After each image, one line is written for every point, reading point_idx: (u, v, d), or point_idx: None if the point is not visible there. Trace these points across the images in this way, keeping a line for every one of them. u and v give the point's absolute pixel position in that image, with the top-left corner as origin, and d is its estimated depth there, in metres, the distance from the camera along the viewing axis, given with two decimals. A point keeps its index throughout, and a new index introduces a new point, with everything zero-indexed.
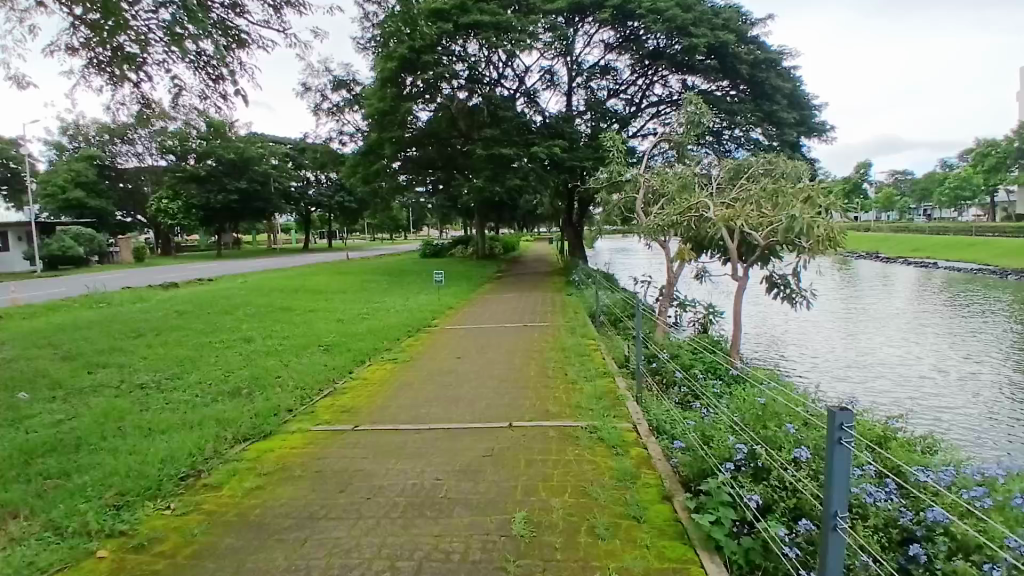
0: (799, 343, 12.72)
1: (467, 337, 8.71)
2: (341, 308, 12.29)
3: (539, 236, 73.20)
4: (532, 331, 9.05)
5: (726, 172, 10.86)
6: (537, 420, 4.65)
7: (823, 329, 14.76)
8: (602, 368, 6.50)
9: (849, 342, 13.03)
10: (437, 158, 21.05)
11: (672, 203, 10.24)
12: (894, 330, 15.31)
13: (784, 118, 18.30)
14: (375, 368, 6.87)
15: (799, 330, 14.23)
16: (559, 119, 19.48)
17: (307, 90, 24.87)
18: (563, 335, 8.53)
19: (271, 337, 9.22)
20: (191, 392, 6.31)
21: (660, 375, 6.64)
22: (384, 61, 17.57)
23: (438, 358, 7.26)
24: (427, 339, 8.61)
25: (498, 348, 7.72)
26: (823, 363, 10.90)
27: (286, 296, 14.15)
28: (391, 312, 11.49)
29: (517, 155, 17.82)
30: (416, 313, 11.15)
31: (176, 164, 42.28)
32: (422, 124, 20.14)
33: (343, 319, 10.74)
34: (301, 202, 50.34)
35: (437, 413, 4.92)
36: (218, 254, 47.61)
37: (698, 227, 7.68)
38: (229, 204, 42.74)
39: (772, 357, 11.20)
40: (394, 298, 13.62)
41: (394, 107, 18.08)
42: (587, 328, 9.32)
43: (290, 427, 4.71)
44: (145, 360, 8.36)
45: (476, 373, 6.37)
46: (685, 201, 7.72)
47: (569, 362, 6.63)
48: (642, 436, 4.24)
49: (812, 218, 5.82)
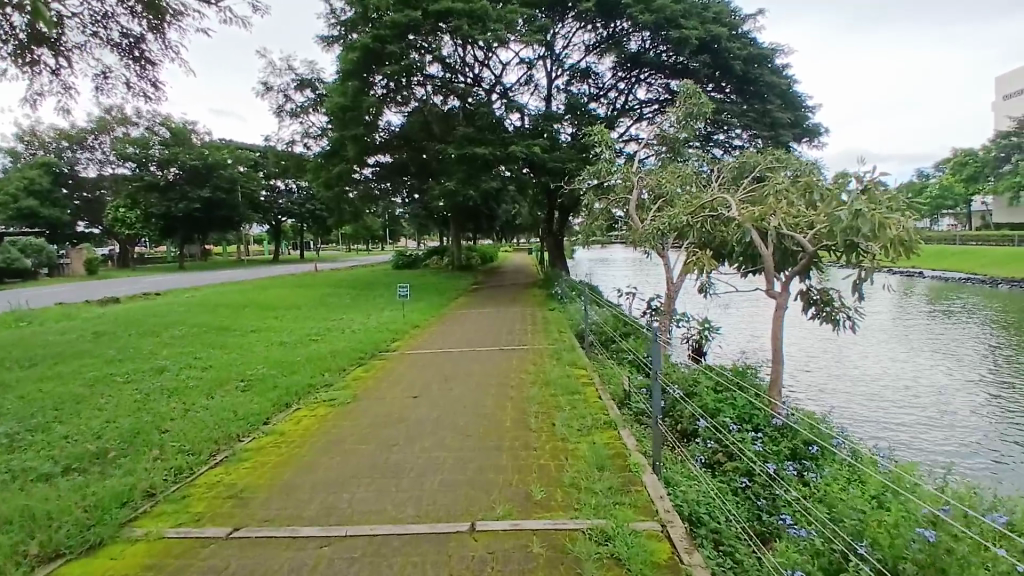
0: (799, 363, 11.39)
1: (430, 366, 7.06)
2: (287, 329, 10.63)
3: (519, 247, 71.66)
4: (508, 357, 7.45)
5: (729, 171, 9.50)
6: (510, 515, 3.04)
7: (824, 344, 13.44)
8: (600, 411, 4.89)
9: (862, 363, 11.68)
10: (410, 164, 19.53)
11: (672, 205, 8.77)
12: (901, 346, 14.07)
13: (779, 119, 17.03)
14: (301, 414, 5.22)
15: (799, 349, 12.93)
16: (539, 118, 17.97)
17: (268, 90, 23.11)
18: (547, 363, 6.94)
19: (189, 368, 7.57)
20: (40, 457, 4.64)
21: (674, 419, 5.08)
22: (347, 53, 16.06)
23: (391, 396, 5.64)
24: (382, 368, 6.97)
25: (469, 380, 6.11)
26: (836, 389, 9.54)
27: (229, 314, 12.40)
28: (344, 332, 9.85)
29: (493, 157, 16.29)
30: (374, 334, 9.54)
31: (136, 171, 40.06)
32: (394, 128, 18.81)
33: (285, 343, 9.08)
34: (271, 212, 48.37)
35: (361, 501, 3.28)
36: (181, 266, 45.27)
37: (712, 232, 6.09)
38: (192, 213, 40.55)
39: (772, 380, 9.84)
40: (353, 316, 11.95)
41: (357, 103, 16.18)
42: (576, 351, 7.74)
43: (140, 535, 3.12)
44: (19, 402, 6.61)
45: (433, 420, 4.72)
46: (695, 199, 6.16)
47: (557, 405, 5.02)
48: (678, 547, 2.67)
49: (883, 215, 4.33)
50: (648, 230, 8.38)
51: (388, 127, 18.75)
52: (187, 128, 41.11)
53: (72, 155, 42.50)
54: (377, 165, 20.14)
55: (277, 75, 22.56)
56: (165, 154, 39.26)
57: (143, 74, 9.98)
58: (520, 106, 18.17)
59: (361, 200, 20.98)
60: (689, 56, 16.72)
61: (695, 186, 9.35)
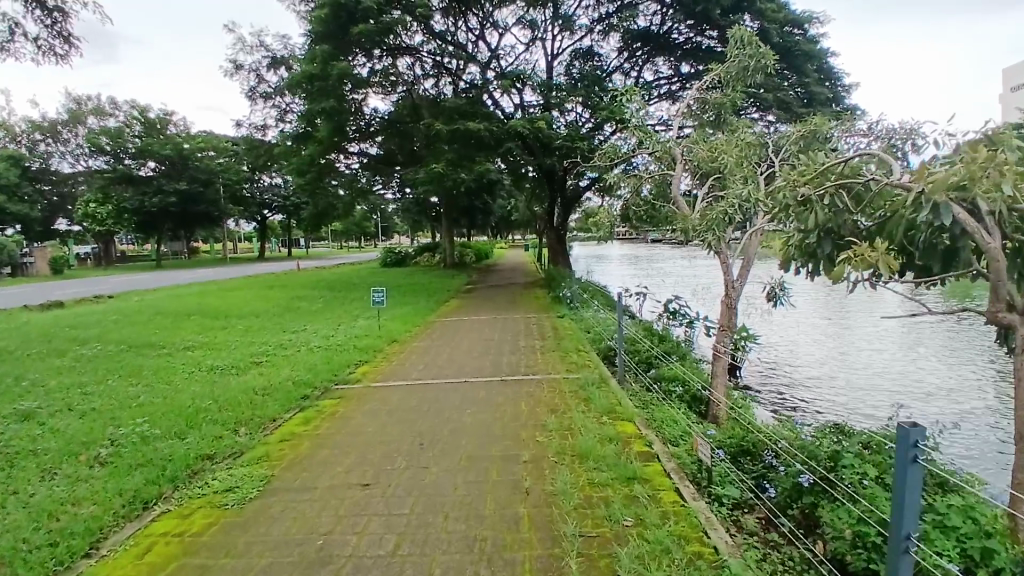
0: (867, 367, 9.13)
1: (400, 411, 4.81)
2: (228, 346, 8.37)
3: (513, 243, 69.72)
4: (516, 391, 5.21)
5: (797, 140, 7.32)
6: None
7: (883, 340, 11.16)
8: (696, 530, 2.70)
9: (943, 361, 9.64)
10: (399, 153, 17.43)
11: (730, 179, 6.54)
12: (966, 333, 11.99)
13: (817, 93, 14.88)
14: (159, 537, 2.95)
15: (854, 346, 10.66)
16: (547, 88, 15.46)
17: (237, 71, 20.70)
18: (573, 404, 4.72)
19: (58, 416, 5.32)
20: None
21: (834, 544, 2.93)
22: (319, 11, 13.86)
23: (325, 485, 3.39)
24: (329, 419, 4.71)
25: (454, 446, 3.85)
26: (936, 407, 7.26)
27: (167, 325, 10.12)
28: (296, 351, 7.61)
29: (489, 132, 13.96)
30: (333, 352, 7.30)
31: (109, 164, 37.66)
32: (379, 114, 16.65)
33: (211, 370, 6.79)
34: (254, 206, 46.14)
35: None
36: (158, 264, 42.77)
37: (841, 216, 3.66)
38: (168, 208, 38.10)
39: (846, 397, 7.59)
40: (316, 326, 9.68)
41: (328, 71, 13.70)
42: (607, 382, 5.52)
43: None
44: None
45: (384, 565, 2.49)
46: (822, 162, 3.82)
47: (610, 520, 2.78)
48: None
49: None
50: (698, 218, 6.14)
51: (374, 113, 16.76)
52: (163, 119, 38.78)
53: (43, 150, 40.03)
54: (360, 153, 18.10)
55: (247, 52, 20.20)
56: (139, 145, 36.85)
57: (55, 34, 7.90)
58: (524, 77, 15.63)
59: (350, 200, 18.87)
60: (716, 16, 14.54)
61: (745, 139, 7.02)
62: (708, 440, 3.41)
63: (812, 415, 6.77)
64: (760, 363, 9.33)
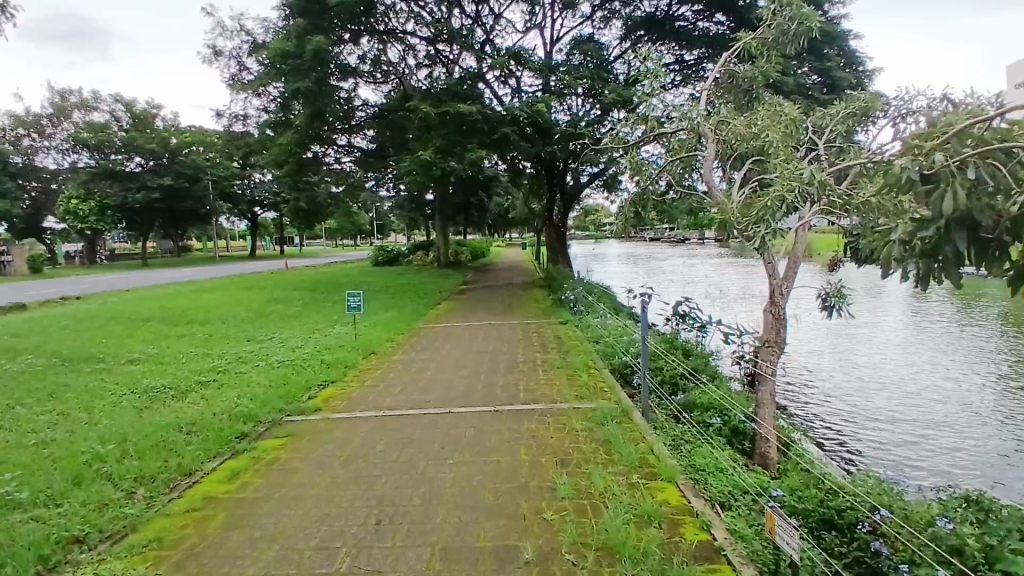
0: (909, 386, 8.05)
1: (360, 458, 3.62)
2: (177, 360, 7.17)
3: (509, 242, 68.69)
4: (516, 427, 4.04)
5: (843, 123, 6.23)
6: None
7: (916, 353, 10.11)
8: None
9: (991, 376, 8.57)
10: (389, 146, 16.29)
11: (768, 160, 5.43)
12: (1004, 343, 10.91)
13: (839, 78, 13.77)
14: None
15: (887, 359, 9.60)
16: (545, 70, 14.14)
17: (217, 58, 19.36)
18: (592, 452, 3.54)
19: None
20: None
21: None
22: None
23: None
24: (264, 472, 3.55)
25: (425, 529, 2.68)
26: (1009, 440, 6.13)
27: (117, 334, 8.88)
28: (251, 367, 6.45)
29: (482, 116, 12.86)
30: (293, 370, 6.16)
31: (94, 160, 35.99)
32: (367, 104, 15.54)
33: (142, 395, 5.67)
34: (243, 202, 44.96)
35: None
36: (144, 263, 41.48)
37: (966, 207, 2.38)
38: (152, 204, 36.84)
39: (896, 426, 6.50)
40: (286, 334, 8.52)
41: (301, 49, 12.59)
42: (629, 414, 4.31)
43: None
44: None
45: None
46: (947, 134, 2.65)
47: None
48: None
49: None
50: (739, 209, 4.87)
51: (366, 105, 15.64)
52: (149, 112, 37.54)
53: (27, 145, 38.22)
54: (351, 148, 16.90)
55: (227, 37, 18.88)
56: (124, 139, 35.36)
57: None
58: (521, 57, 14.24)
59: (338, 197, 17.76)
60: None
61: (785, 114, 5.77)
62: (794, 523, 2.28)
63: (864, 456, 5.69)
64: (788, 379, 8.26)
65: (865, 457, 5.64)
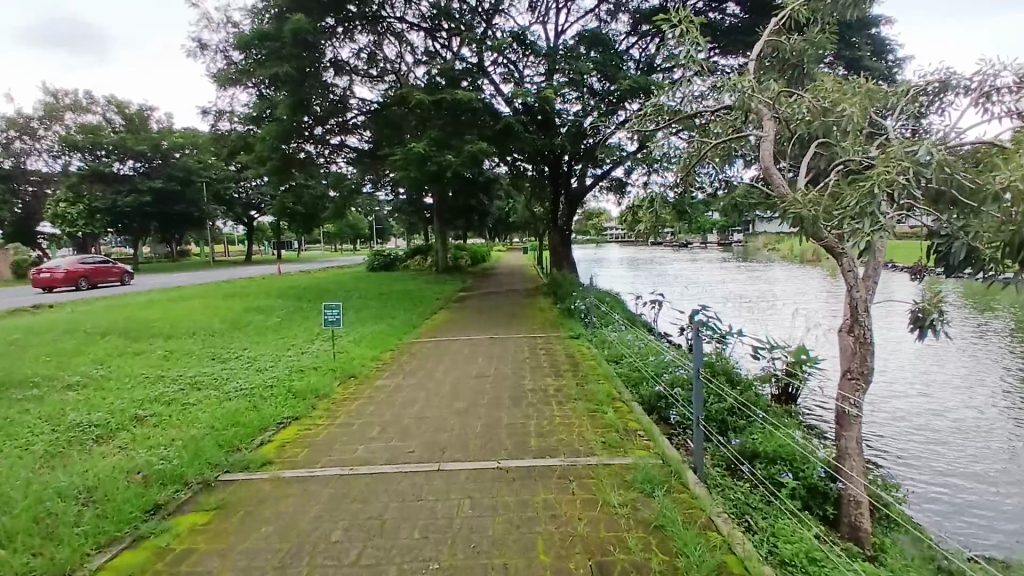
0: (971, 422, 7.01)
1: (303, 556, 2.51)
2: (122, 386, 6.08)
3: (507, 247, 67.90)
4: (527, 498, 2.92)
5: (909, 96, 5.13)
6: None
7: (963, 377, 9.06)
8: None
9: None
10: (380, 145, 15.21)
11: (837, 138, 4.29)
12: None
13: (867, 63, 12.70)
14: None
15: (934, 385, 8.55)
16: (552, 55, 12.99)
17: (203, 51, 18.25)
18: (639, 551, 2.41)
19: None
20: None
21: None
22: None
23: None
24: None
25: None
26: None
27: (64, 351, 7.74)
28: (200, 397, 5.36)
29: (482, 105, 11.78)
30: (250, 399, 5.08)
31: (84, 162, 34.76)
32: (361, 102, 14.43)
33: (62, 438, 4.59)
34: (237, 206, 44.01)
35: None
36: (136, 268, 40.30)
37: None
38: (143, 208, 35.73)
39: (977, 483, 5.45)
40: (256, 351, 7.42)
41: (281, 31, 11.78)
42: (680, 473, 3.16)
43: None
44: None
45: None
46: None
47: None
48: None
49: None
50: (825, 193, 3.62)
51: (363, 104, 14.48)
52: (142, 114, 36.61)
53: (17, 147, 36.87)
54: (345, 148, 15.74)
55: (213, 29, 17.80)
56: (114, 139, 34.27)
57: None
58: (525, 39, 13.09)
59: (329, 201, 16.69)
60: None
61: (860, 89, 4.64)
62: None
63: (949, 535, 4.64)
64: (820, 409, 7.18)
65: (952, 536, 4.59)
